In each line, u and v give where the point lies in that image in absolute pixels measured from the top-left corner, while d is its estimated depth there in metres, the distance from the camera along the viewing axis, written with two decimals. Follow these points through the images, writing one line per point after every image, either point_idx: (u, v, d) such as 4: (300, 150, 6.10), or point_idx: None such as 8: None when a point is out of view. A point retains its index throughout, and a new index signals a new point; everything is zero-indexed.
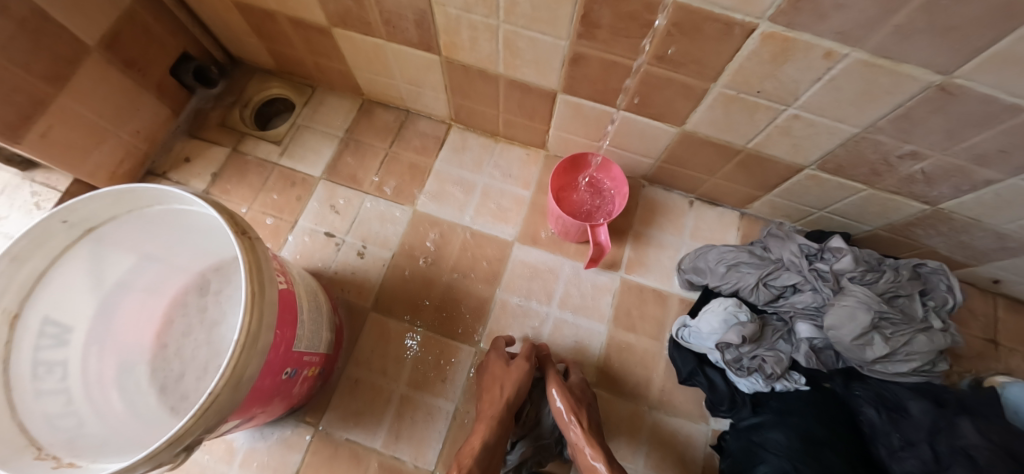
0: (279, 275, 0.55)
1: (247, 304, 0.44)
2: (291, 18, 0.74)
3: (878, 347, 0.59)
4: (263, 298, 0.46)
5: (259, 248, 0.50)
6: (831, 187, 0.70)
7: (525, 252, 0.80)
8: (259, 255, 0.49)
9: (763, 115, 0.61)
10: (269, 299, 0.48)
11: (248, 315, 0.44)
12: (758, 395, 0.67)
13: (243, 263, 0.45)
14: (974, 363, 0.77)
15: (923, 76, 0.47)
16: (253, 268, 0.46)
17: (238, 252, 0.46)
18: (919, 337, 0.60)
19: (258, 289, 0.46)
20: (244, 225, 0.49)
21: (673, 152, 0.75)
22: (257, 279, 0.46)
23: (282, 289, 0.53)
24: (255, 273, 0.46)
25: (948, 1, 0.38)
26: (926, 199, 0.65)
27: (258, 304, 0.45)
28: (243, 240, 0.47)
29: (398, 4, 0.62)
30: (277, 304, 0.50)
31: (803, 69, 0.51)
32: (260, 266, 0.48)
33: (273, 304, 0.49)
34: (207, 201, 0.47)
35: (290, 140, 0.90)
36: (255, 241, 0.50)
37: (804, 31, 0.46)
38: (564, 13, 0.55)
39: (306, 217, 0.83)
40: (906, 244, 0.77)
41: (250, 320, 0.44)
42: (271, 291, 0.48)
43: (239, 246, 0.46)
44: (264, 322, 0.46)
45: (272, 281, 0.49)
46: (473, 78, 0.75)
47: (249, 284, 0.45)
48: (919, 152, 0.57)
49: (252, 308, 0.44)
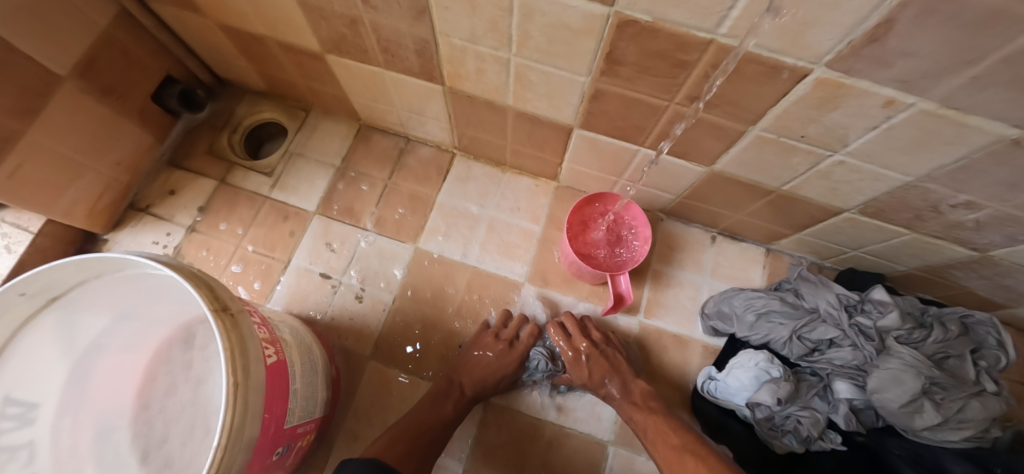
0: (267, 345, 0.49)
1: (227, 398, 0.38)
2: (281, 43, 0.68)
3: (928, 415, 0.53)
4: (247, 385, 0.41)
5: (243, 323, 0.45)
6: (868, 229, 0.65)
7: (536, 294, 0.75)
8: (243, 332, 0.43)
9: (802, 159, 0.55)
10: (255, 382, 0.42)
11: (229, 410, 0.38)
12: (789, 455, 0.61)
13: (223, 348, 0.40)
14: (1015, 412, 0.72)
15: (994, 129, 0.41)
16: (236, 354, 0.41)
17: (217, 336, 0.40)
18: (972, 403, 0.54)
19: (241, 376, 0.40)
20: (225, 300, 0.43)
21: (696, 189, 0.69)
22: (241, 364, 0.41)
23: (271, 362, 0.48)
24: (238, 357, 0.41)
25: None
26: (975, 245, 0.60)
27: (241, 394, 0.40)
28: (223, 318, 0.42)
29: (397, 32, 0.58)
30: (265, 384, 0.44)
31: (855, 115, 0.46)
32: (244, 346, 0.42)
33: (260, 387, 0.43)
34: (184, 272, 0.42)
35: (282, 170, 0.84)
36: (238, 316, 0.44)
37: (864, 77, 0.40)
38: (585, 49, 0.50)
39: (299, 255, 0.78)
40: (943, 285, 0.72)
41: (233, 415, 0.38)
42: (257, 371, 0.43)
43: (218, 327, 0.41)
44: (250, 411, 0.41)
45: (258, 360, 0.44)
46: (479, 109, 0.69)
47: (231, 373, 0.39)
48: (975, 201, 0.52)
49: (235, 400, 0.39)
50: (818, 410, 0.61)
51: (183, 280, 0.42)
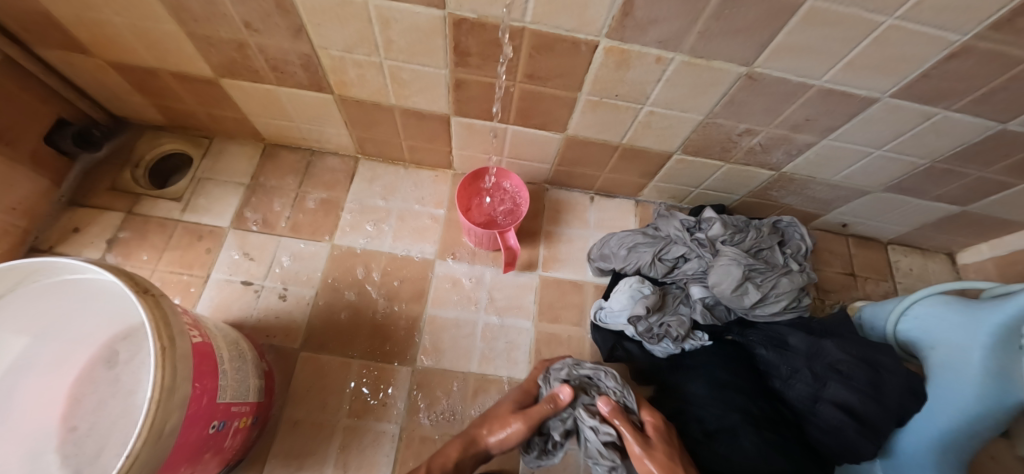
0: (191, 329, 0.54)
1: (155, 360, 0.43)
2: (174, 72, 0.74)
3: (752, 294, 0.69)
4: (174, 352, 0.46)
5: (165, 303, 0.50)
6: (697, 167, 0.81)
7: (447, 267, 0.84)
8: (166, 310, 0.49)
9: (626, 114, 0.70)
10: (181, 352, 0.47)
11: (159, 370, 0.43)
12: (672, 357, 0.75)
13: (147, 321, 0.45)
14: (841, 294, 0.91)
15: (731, 69, 0.60)
16: (160, 325, 0.46)
17: (141, 311, 0.46)
18: (783, 279, 0.71)
19: (167, 343, 0.46)
20: (146, 283, 0.48)
21: (563, 155, 0.82)
22: (166, 334, 0.46)
23: (197, 342, 0.52)
24: (162, 327, 0.46)
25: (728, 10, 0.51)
26: (770, 165, 0.78)
27: (169, 358, 0.45)
28: (145, 298, 0.47)
29: (281, 50, 0.67)
30: (192, 357, 0.49)
31: (643, 72, 0.62)
32: (167, 320, 0.48)
33: (187, 357, 0.48)
34: (105, 266, 0.47)
35: (192, 194, 0.87)
36: (159, 297, 0.49)
37: (635, 42, 0.57)
38: (437, 45, 0.63)
39: (219, 269, 0.81)
40: (769, 206, 0.90)
41: (163, 374, 0.44)
42: (183, 344, 0.48)
43: (141, 304, 0.46)
44: (179, 375, 0.46)
45: (183, 334, 0.49)
46: (369, 112, 0.78)
47: (157, 339, 0.45)
48: (751, 128, 0.70)
49: (162, 361, 0.44)
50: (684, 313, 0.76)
51: (103, 274, 0.47)
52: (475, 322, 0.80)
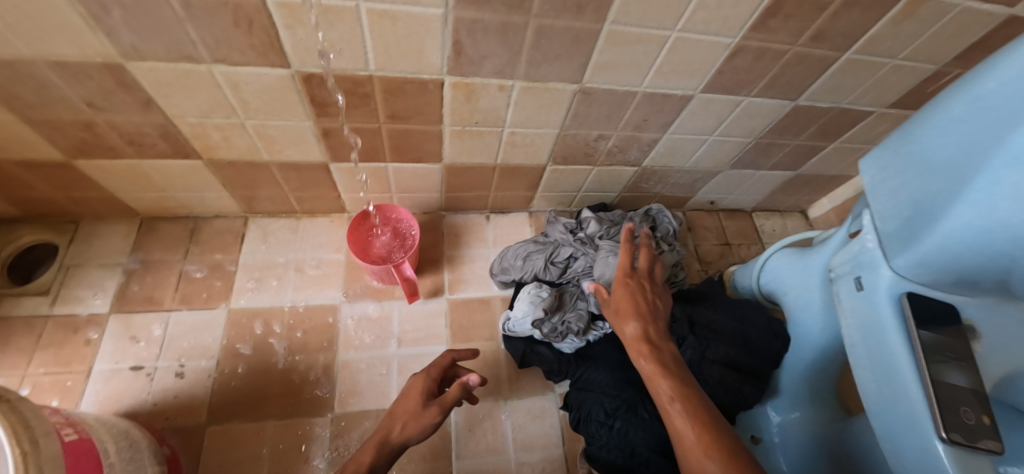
0: (62, 427, 0.51)
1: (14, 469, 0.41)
2: (17, 161, 0.70)
3: None
4: (38, 455, 0.44)
5: (26, 406, 0.46)
6: (571, 173, 0.89)
7: (354, 309, 0.85)
8: (27, 414, 0.45)
9: (491, 137, 0.77)
10: (48, 455, 0.45)
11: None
12: (580, 350, 0.81)
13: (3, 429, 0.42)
14: (720, 263, 1.02)
15: (566, 87, 0.69)
16: (20, 428, 0.43)
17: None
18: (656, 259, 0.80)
19: (30, 446, 0.43)
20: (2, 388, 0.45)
21: (448, 182, 0.87)
22: (27, 440, 0.43)
23: (70, 440, 0.50)
24: (22, 432, 0.43)
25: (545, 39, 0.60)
26: (631, 162, 0.88)
27: (32, 463, 0.43)
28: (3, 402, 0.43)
29: (134, 124, 0.66)
30: (63, 456, 0.47)
31: (492, 100, 0.69)
32: (29, 422, 0.45)
33: (55, 458, 0.46)
34: None
35: (61, 285, 0.81)
36: (20, 401, 0.46)
37: (475, 75, 0.65)
38: (294, 101, 0.66)
39: (102, 359, 0.76)
40: (644, 197, 1.01)
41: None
42: (49, 445, 0.46)
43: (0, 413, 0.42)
44: None
45: (48, 435, 0.47)
46: (244, 171, 0.78)
47: (17, 446, 0.42)
48: (602, 133, 0.79)
49: (25, 467, 0.42)
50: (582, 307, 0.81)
51: None
52: (387, 359, 0.81)
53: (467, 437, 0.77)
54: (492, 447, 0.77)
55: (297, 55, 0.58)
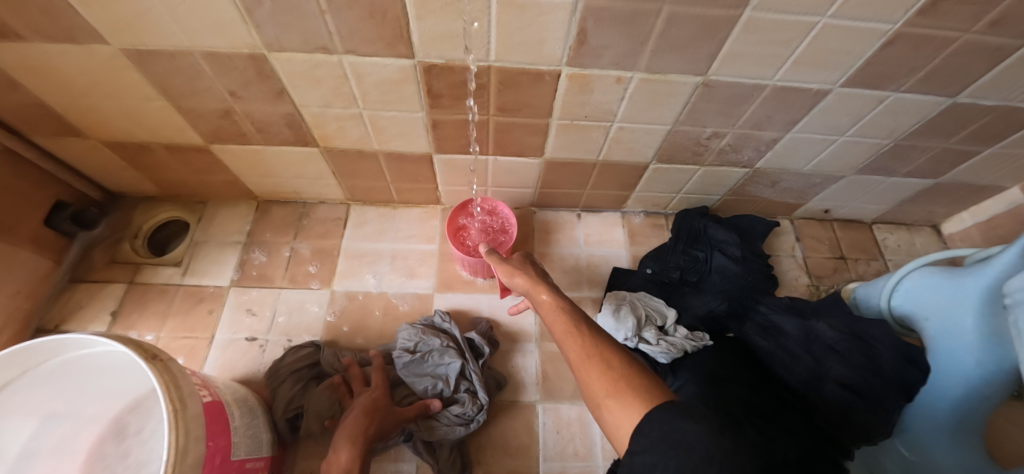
0: (200, 389, 0.55)
1: (168, 421, 0.46)
2: (164, 144, 0.79)
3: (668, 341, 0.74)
4: (185, 413, 0.49)
5: (172, 366, 0.52)
6: (673, 173, 0.84)
7: (445, 299, 0.87)
8: (174, 373, 0.51)
9: (597, 132, 0.74)
10: (193, 412, 0.50)
11: (173, 431, 0.46)
12: (675, 360, 0.76)
13: (158, 385, 0.48)
14: (834, 278, 0.93)
15: (688, 80, 0.65)
16: (171, 388, 0.49)
17: (151, 377, 0.49)
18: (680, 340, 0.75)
19: (178, 405, 0.48)
20: (153, 349, 0.51)
21: (544, 179, 0.86)
22: (176, 396, 0.49)
23: (208, 400, 0.54)
24: (172, 390, 0.49)
25: (672, 27, 0.55)
26: (743, 163, 0.82)
27: (181, 418, 0.48)
28: (154, 363, 0.50)
29: (266, 113, 0.71)
30: (204, 415, 0.51)
31: (606, 93, 0.66)
32: (177, 383, 0.51)
33: (198, 417, 0.50)
34: (116, 337, 0.50)
35: (190, 258, 0.90)
36: (167, 361, 0.52)
37: (593, 67, 0.62)
38: (410, 92, 0.67)
39: (222, 329, 0.83)
40: (748, 201, 0.93)
41: (176, 436, 0.46)
42: (194, 404, 0.51)
43: (151, 369, 0.49)
44: (192, 435, 0.48)
45: (193, 396, 0.52)
46: (353, 160, 0.82)
47: (168, 402, 0.47)
48: (717, 131, 0.74)
49: (176, 423, 0.47)
50: (462, 414, 0.69)
51: (114, 344, 0.50)
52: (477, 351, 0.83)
53: (554, 439, 0.75)
54: (578, 454, 0.74)
55: (423, 47, 0.58)
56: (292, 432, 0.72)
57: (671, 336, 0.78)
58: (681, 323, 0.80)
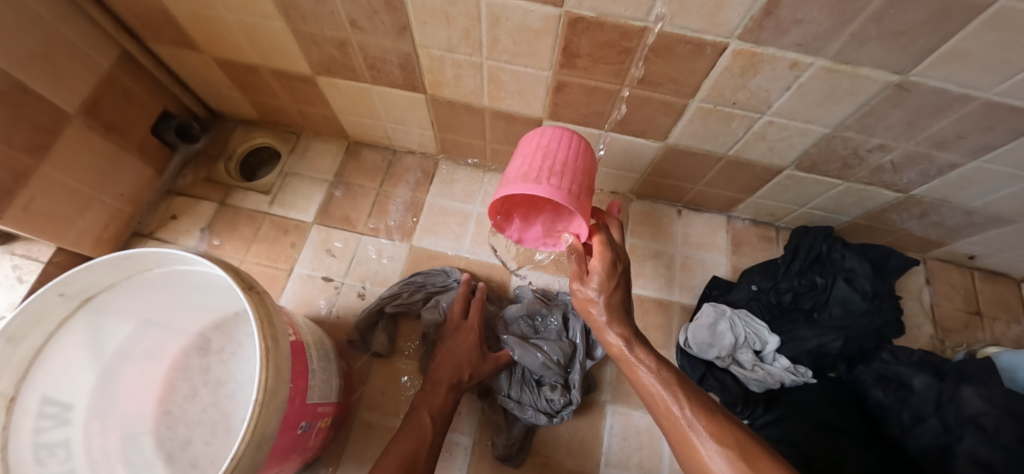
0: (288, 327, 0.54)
1: (261, 359, 0.43)
2: (272, 69, 0.77)
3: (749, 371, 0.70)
4: (277, 353, 0.46)
5: (268, 300, 0.50)
6: (808, 183, 0.75)
7: (527, 275, 0.84)
8: (269, 307, 0.49)
9: (739, 123, 0.65)
10: (283, 351, 0.47)
11: (264, 371, 0.43)
12: (769, 392, 0.70)
13: (254, 320, 0.45)
14: (963, 336, 0.83)
15: (881, 77, 0.51)
16: (265, 323, 0.46)
17: (248, 309, 0.46)
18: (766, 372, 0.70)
19: (271, 343, 0.45)
20: (250, 280, 0.48)
21: (657, 164, 0.80)
22: (270, 334, 0.46)
23: (293, 340, 0.52)
24: (267, 326, 0.46)
25: (896, 10, 0.42)
26: (897, 186, 0.70)
27: (273, 358, 0.45)
28: (251, 295, 0.47)
29: (381, 49, 0.66)
30: (290, 356, 0.49)
31: (772, 79, 0.55)
32: (271, 320, 0.47)
33: (287, 357, 0.48)
34: (215, 260, 0.47)
35: (279, 189, 0.91)
36: (263, 294, 0.49)
37: (770, 45, 0.50)
38: (545, 47, 0.58)
39: (302, 264, 0.83)
40: (883, 229, 0.82)
41: (267, 376, 0.43)
42: (284, 343, 0.48)
43: (248, 302, 0.46)
44: (281, 376, 0.46)
45: (284, 334, 0.49)
46: (458, 113, 0.78)
47: (262, 339, 0.44)
48: (885, 144, 0.62)
49: (268, 363, 0.44)
50: (551, 403, 0.67)
51: (215, 268, 0.47)
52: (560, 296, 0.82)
53: (620, 446, 0.71)
54: (644, 465, 0.70)
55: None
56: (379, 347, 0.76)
57: (769, 364, 0.72)
58: (782, 352, 0.73)
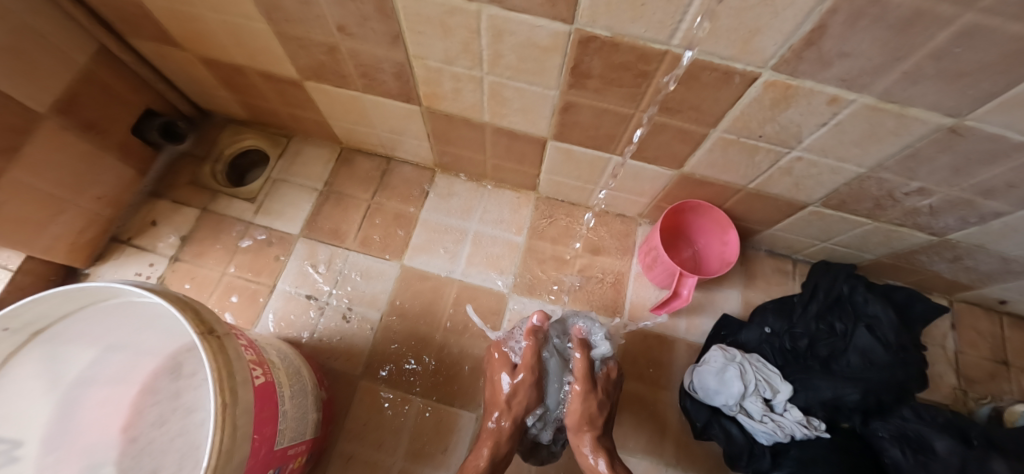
0: (254, 367, 0.49)
1: (215, 420, 0.39)
2: (259, 71, 0.72)
3: (757, 421, 0.65)
4: (236, 407, 0.41)
5: (229, 345, 0.45)
6: (833, 220, 0.69)
7: (524, 302, 0.79)
8: (230, 354, 0.44)
9: (763, 156, 0.59)
10: (243, 405, 0.43)
11: (217, 432, 0.39)
12: (777, 444, 0.65)
13: (210, 372, 0.41)
14: (987, 386, 0.77)
15: (931, 119, 0.45)
16: (223, 375, 0.41)
17: (204, 358, 0.41)
18: (778, 423, 0.65)
19: (229, 398, 0.41)
20: (211, 323, 0.44)
21: (669, 190, 0.74)
22: (228, 387, 0.41)
23: (259, 384, 0.48)
24: (224, 379, 0.41)
25: (961, 49, 0.36)
26: (931, 229, 0.64)
27: (229, 417, 0.40)
28: (208, 341, 0.42)
29: (374, 57, 0.60)
30: (254, 405, 0.45)
31: (805, 114, 0.49)
32: (232, 369, 0.43)
33: (248, 409, 0.44)
34: (172, 298, 0.43)
35: (266, 196, 0.86)
36: (224, 339, 0.45)
37: (809, 78, 0.44)
38: (553, 65, 0.52)
39: (286, 279, 0.79)
40: (909, 270, 0.76)
41: (222, 436, 0.39)
42: (246, 394, 0.44)
43: (204, 349, 0.41)
44: (239, 433, 0.41)
45: (248, 381, 0.45)
46: (457, 126, 0.72)
47: (218, 396, 0.40)
48: (925, 187, 0.56)
49: (222, 421, 0.39)
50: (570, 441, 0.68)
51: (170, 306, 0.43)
52: None
53: None
54: None
55: (592, 10, 0.42)
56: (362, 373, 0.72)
57: (779, 415, 0.66)
58: (794, 402, 0.67)
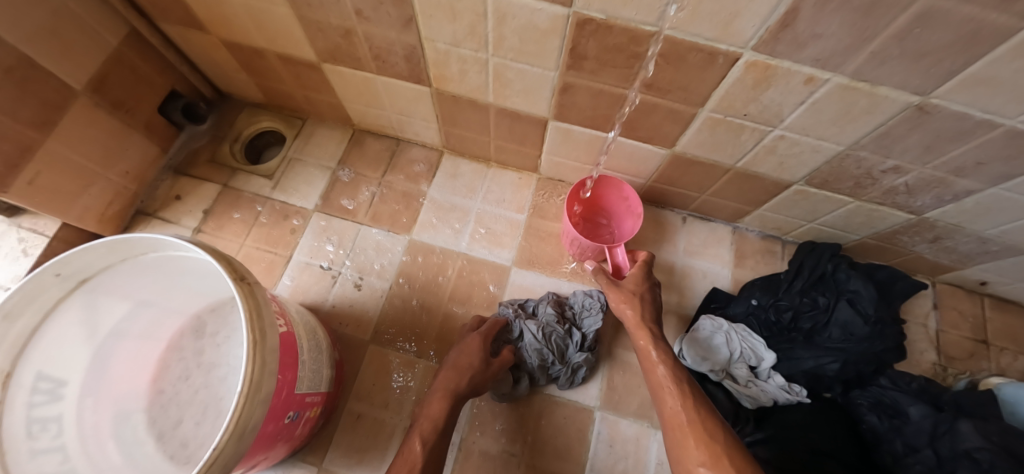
0: (279, 318, 0.54)
1: (248, 353, 0.43)
2: (278, 54, 0.76)
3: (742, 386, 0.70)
4: (263, 345, 0.46)
5: (259, 293, 0.50)
6: (818, 200, 0.73)
7: (523, 277, 0.83)
8: (259, 301, 0.48)
9: (749, 136, 0.63)
10: (270, 346, 0.47)
11: (249, 364, 0.43)
12: (761, 409, 0.70)
13: (242, 313, 0.45)
14: (967, 364, 0.80)
15: (900, 97, 0.49)
16: (254, 317, 0.46)
17: (237, 301, 0.46)
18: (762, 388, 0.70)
19: (258, 336, 0.45)
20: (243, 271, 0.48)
21: (662, 171, 0.78)
22: (257, 327, 0.46)
23: (283, 332, 0.52)
24: (255, 320, 0.46)
25: (920, 29, 0.40)
26: (910, 208, 0.68)
27: (259, 352, 0.45)
28: (241, 287, 0.47)
29: (387, 40, 0.65)
30: (278, 349, 0.50)
31: (786, 93, 0.53)
32: (260, 313, 0.47)
33: (274, 350, 0.48)
34: (203, 248, 0.47)
35: (282, 174, 0.91)
36: (254, 287, 0.49)
37: (786, 58, 0.48)
38: (552, 47, 0.57)
39: (300, 251, 0.84)
40: (893, 251, 0.80)
41: (253, 368, 0.44)
42: (272, 337, 0.48)
43: (237, 294, 0.46)
44: (266, 368, 0.46)
45: (272, 326, 0.49)
46: (463, 107, 0.77)
47: (250, 333, 0.45)
48: (901, 166, 0.60)
49: (253, 355, 0.44)
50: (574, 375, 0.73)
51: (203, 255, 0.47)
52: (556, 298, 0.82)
53: (605, 452, 0.71)
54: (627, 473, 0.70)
55: None
56: (372, 337, 0.77)
57: (762, 381, 0.71)
58: (777, 369, 0.72)
